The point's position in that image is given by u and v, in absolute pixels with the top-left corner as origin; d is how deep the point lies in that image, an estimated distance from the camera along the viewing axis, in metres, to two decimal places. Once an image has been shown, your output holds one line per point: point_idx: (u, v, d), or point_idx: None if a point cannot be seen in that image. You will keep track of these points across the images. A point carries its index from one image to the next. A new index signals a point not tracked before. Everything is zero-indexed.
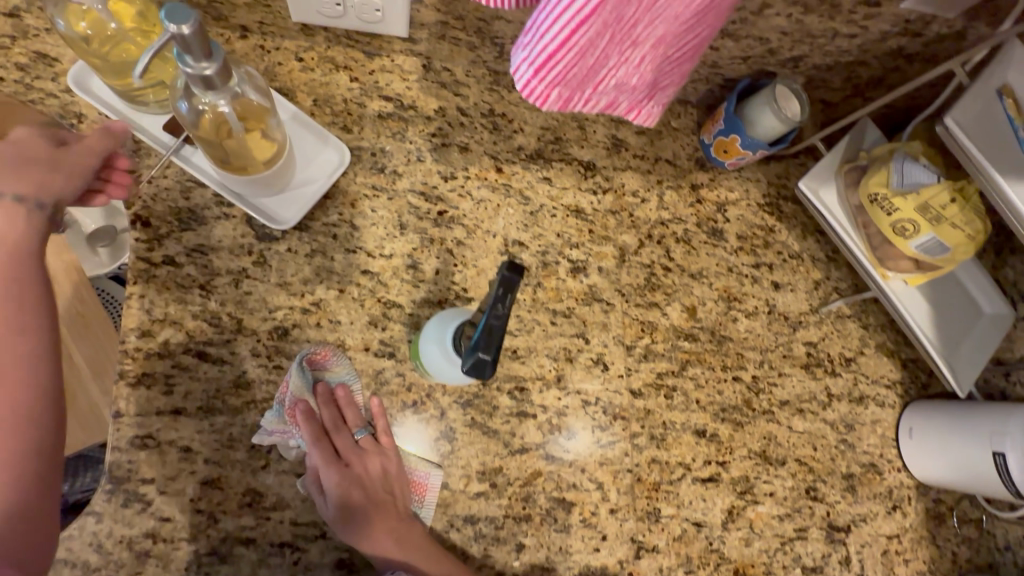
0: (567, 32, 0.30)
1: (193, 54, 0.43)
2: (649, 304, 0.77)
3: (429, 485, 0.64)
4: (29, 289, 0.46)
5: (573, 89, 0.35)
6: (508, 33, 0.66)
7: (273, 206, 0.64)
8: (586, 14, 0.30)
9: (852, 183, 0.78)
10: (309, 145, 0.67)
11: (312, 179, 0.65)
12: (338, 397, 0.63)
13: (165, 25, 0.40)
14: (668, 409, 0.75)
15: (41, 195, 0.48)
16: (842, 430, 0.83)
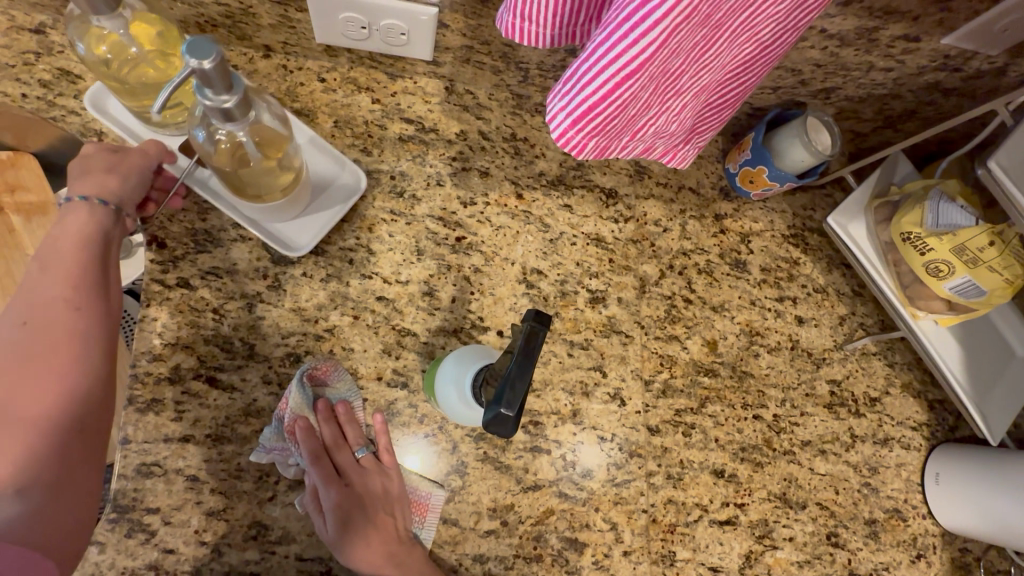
0: (611, 86, 0.29)
1: (214, 88, 0.42)
2: (669, 337, 0.75)
3: (430, 505, 0.62)
4: (85, 271, 0.47)
5: (610, 138, 0.34)
6: (533, 59, 0.65)
7: (286, 232, 0.62)
8: (632, 69, 0.29)
9: (882, 219, 0.76)
10: (327, 168, 0.65)
11: (328, 205, 0.64)
12: (339, 414, 0.61)
13: (187, 60, 0.39)
14: (686, 447, 0.72)
15: (104, 195, 0.51)
16: (866, 473, 0.80)
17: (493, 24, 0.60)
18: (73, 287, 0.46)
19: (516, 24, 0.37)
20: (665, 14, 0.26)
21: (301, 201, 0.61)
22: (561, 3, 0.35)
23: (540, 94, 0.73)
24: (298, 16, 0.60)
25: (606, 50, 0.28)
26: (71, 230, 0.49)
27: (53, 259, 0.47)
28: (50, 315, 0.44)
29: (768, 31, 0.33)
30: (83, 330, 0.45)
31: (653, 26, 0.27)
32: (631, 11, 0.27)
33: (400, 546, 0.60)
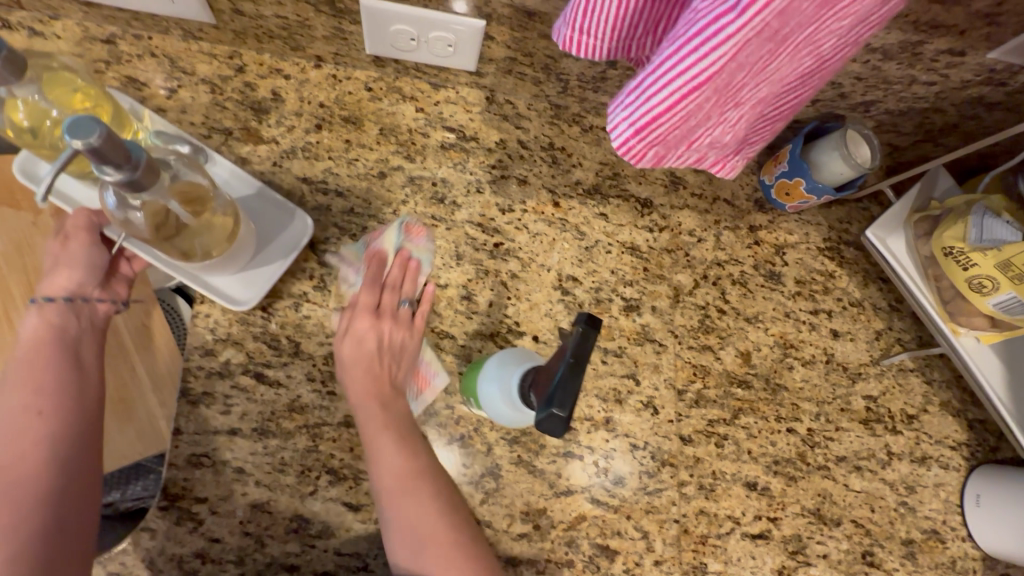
0: (677, 98, 0.31)
1: (112, 163, 0.41)
2: (702, 347, 0.75)
3: (432, 385, 0.64)
4: (41, 378, 0.53)
5: (668, 149, 0.35)
6: (573, 71, 0.67)
7: (233, 287, 0.60)
8: (699, 82, 0.30)
9: (922, 233, 0.75)
10: (275, 225, 0.63)
11: (272, 257, 0.61)
12: (408, 269, 0.63)
13: (70, 141, 0.38)
14: (718, 458, 0.72)
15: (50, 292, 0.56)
16: (902, 492, 0.78)
17: (538, 37, 0.62)
18: (35, 394, 0.52)
19: (574, 38, 0.38)
20: (737, 29, 0.27)
21: (243, 255, 0.58)
22: (621, 18, 0.36)
23: (578, 105, 0.75)
24: (351, 29, 0.62)
25: (675, 63, 0.29)
26: (35, 338, 0.54)
27: (22, 367, 0.53)
28: (23, 425, 0.50)
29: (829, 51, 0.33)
30: (50, 434, 0.51)
31: (724, 41, 0.28)
32: (702, 26, 0.28)
33: (395, 397, 0.60)
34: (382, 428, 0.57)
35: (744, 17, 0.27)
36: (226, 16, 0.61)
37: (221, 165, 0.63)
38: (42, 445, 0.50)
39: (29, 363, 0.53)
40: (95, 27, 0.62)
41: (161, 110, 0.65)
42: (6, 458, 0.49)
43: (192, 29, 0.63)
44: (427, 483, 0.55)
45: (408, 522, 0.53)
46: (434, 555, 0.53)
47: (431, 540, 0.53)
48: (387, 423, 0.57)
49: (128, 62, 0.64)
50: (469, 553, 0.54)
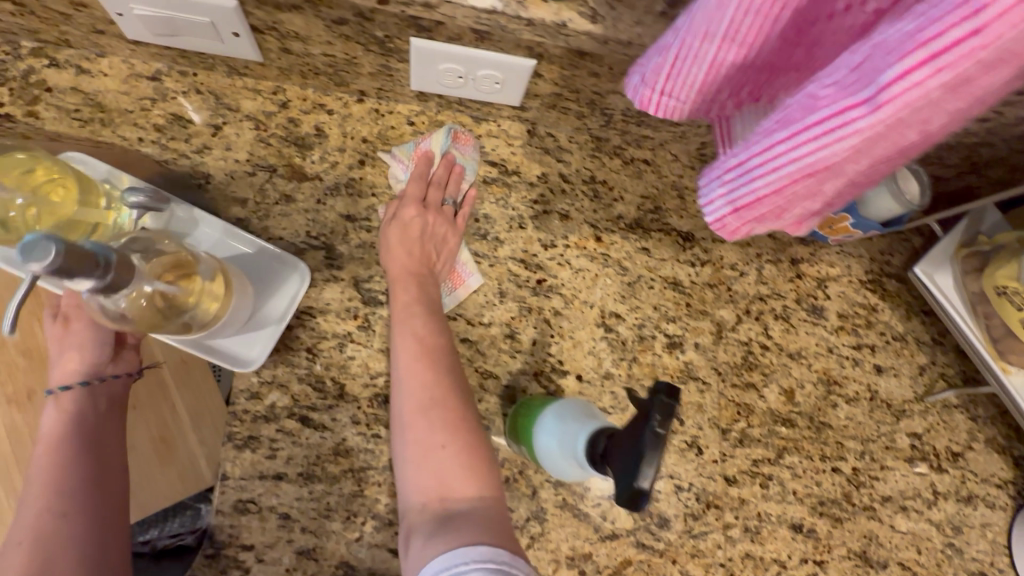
0: (787, 182, 0.30)
1: (82, 272, 0.40)
2: (746, 384, 0.74)
3: (466, 283, 0.66)
4: (64, 475, 0.53)
5: (768, 223, 0.34)
6: (619, 106, 0.66)
7: (236, 348, 0.59)
8: (813, 170, 0.29)
9: (971, 269, 0.73)
10: (274, 286, 0.61)
11: (271, 314, 0.60)
12: (451, 172, 0.68)
13: (30, 266, 0.37)
14: (764, 499, 0.70)
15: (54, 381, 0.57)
16: (949, 533, 0.77)
17: (587, 75, 0.60)
18: (59, 492, 0.52)
19: (652, 98, 0.38)
20: (867, 125, 0.26)
21: (239, 315, 0.57)
22: (708, 82, 0.35)
23: (619, 137, 0.74)
24: (398, 66, 0.61)
25: (788, 151, 0.29)
26: (50, 438, 0.54)
27: (43, 472, 0.53)
28: (48, 530, 0.51)
29: (953, 130, 0.31)
30: (77, 532, 0.51)
31: (849, 134, 0.26)
32: (826, 116, 0.27)
33: (428, 281, 0.63)
34: (414, 303, 0.59)
35: (877, 113, 0.25)
36: (274, 54, 0.60)
37: (214, 224, 0.62)
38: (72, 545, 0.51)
39: (48, 466, 0.53)
40: (141, 64, 0.62)
41: (206, 148, 0.64)
42: (38, 564, 0.49)
43: (238, 66, 0.62)
44: (444, 357, 0.56)
45: (424, 386, 0.53)
46: (443, 421, 0.51)
47: (442, 406, 0.52)
48: (419, 299, 0.60)
49: (173, 99, 0.63)
50: (474, 427, 0.52)
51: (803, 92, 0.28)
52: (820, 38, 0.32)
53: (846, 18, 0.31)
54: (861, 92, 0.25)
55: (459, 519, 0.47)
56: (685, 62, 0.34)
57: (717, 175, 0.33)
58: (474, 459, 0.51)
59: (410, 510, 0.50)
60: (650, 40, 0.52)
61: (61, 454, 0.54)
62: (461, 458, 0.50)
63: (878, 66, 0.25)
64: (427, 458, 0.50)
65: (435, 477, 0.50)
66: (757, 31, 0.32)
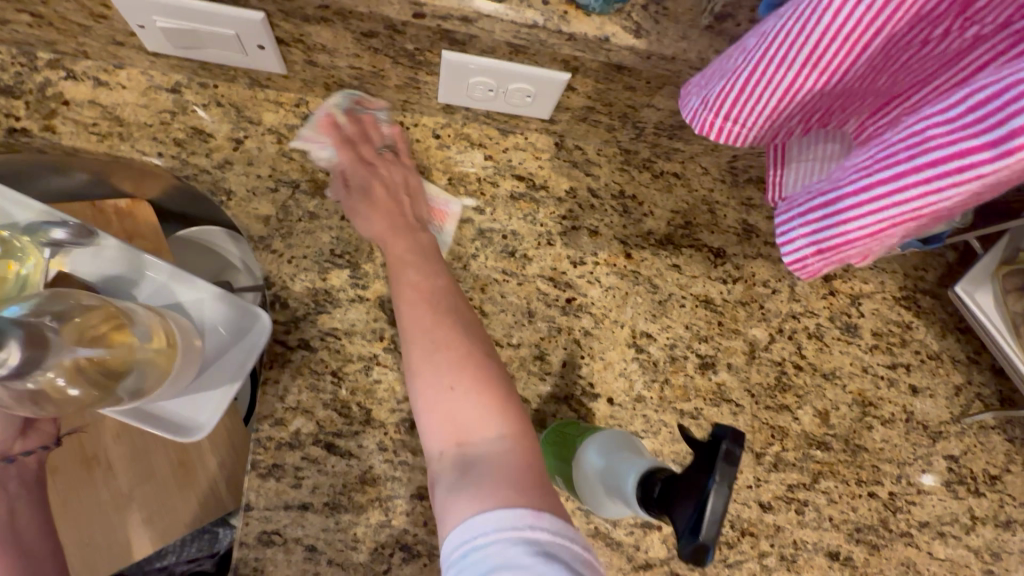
0: (886, 225, 0.29)
1: None
2: (779, 406, 0.71)
3: (449, 214, 0.66)
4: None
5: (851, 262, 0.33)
6: (652, 120, 0.64)
7: (184, 411, 0.58)
8: (920, 212, 0.28)
9: (1013, 288, 0.71)
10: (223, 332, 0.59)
11: (222, 376, 0.59)
12: (364, 123, 0.64)
13: None
14: (799, 526, 0.68)
15: None
16: (988, 559, 0.74)
17: (623, 88, 0.58)
18: None
19: (715, 122, 0.35)
20: (991, 169, 0.25)
21: (183, 380, 0.55)
22: (779, 108, 0.33)
23: (649, 150, 0.72)
24: (426, 79, 0.59)
25: (894, 191, 0.28)
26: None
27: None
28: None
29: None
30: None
31: (968, 179, 0.26)
32: (943, 158, 0.26)
33: (414, 228, 0.61)
34: (405, 255, 0.58)
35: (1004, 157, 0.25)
36: (298, 67, 0.58)
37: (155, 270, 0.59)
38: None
39: None
40: (160, 76, 0.60)
41: (227, 163, 0.61)
42: None
43: (260, 78, 0.60)
44: (443, 298, 0.54)
45: (424, 336, 0.51)
46: (449, 364, 0.49)
47: (447, 349, 0.50)
48: (406, 248, 0.59)
49: (192, 112, 0.61)
50: (483, 362, 0.50)
51: (906, 130, 0.28)
52: (908, 64, 0.30)
53: (941, 44, 0.29)
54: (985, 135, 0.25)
55: (478, 464, 0.44)
56: (757, 87, 0.32)
57: (800, 214, 0.32)
58: (489, 396, 0.48)
59: (432, 459, 0.47)
60: (695, 55, 0.49)
61: None
62: (471, 398, 0.47)
63: (1007, 107, 0.24)
64: (441, 398, 0.47)
65: (448, 419, 0.47)
66: (844, 57, 0.29)
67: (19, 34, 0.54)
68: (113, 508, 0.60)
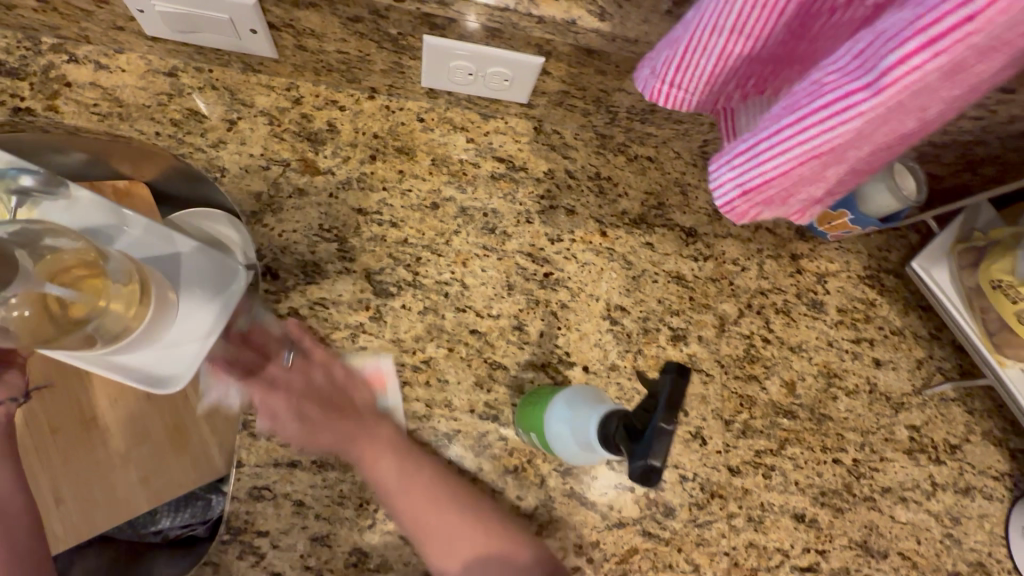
0: (794, 164, 0.31)
1: None
2: (748, 376, 0.75)
3: (384, 374, 0.62)
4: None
5: (773, 208, 0.36)
6: (624, 104, 0.68)
7: (155, 364, 0.58)
8: (821, 152, 0.30)
9: (967, 264, 0.75)
10: (197, 293, 0.60)
11: (196, 330, 0.60)
12: (251, 339, 0.63)
13: None
14: (766, 489, 0.72)
15: None
16: (948, 523, 0.78)
17: (595, 73, 0.62)
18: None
19: (662, 89, 0.39)
20: (871, 106, 0.28)
21: (158, 330, 0.57)
22: (717, 74, 0.37)
23: (624, 135, 0.76)
24: (410, 64, 0.63)
25: (797, 133, 0.30)
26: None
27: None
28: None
29: (948, 118, 0.33)
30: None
31: (854, 116, 0.28)
32: (833, 99, 0.28)
33: (362, 420, 0.60)
34: (361, 435, 0.59)
35: (880, 95, 0.27)
36: (289, 51, 0.62)
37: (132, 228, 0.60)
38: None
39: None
40: (158, 60, 0.64)
41: (221, 142, 0.65)
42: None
43: (252, 62, 0.64)
44: (421, 459, 0.59)
45: (430, 515, 0.58)
46: (454, 528, 0.58)
47: (448, 513, 0.58)
48: (356, 433, 0.59)
49: (188, 94, 0.65)
50: (482, 505, 0.59)
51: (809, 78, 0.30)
52: (822, 32, 0.35)
53: (847, 12, 0.33)
54: (865, 76, 0.27)
55: None
56: (695, 53, 0.36)
57: (724, 159, 0.34)
58: (504, 539, 0.58)
59: None
60: (656, 38, 0.54)
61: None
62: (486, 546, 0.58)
63: (882, 49, 0.26)
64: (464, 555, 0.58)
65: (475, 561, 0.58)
66: (765, 22, 0.34)
67: (26, 19, 0.58)
68: (110, 467, 0.63)
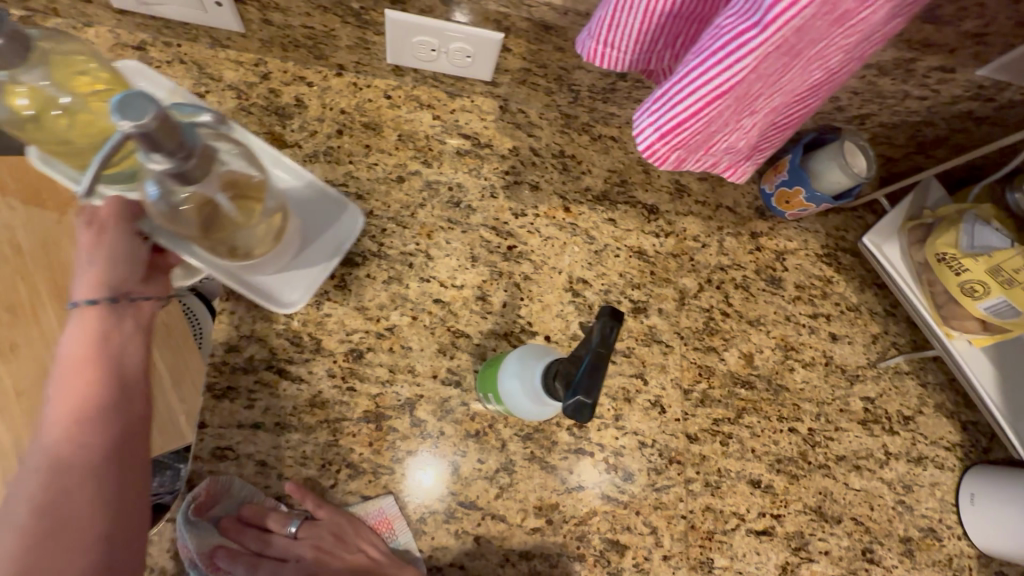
0: (701, 106, 0.33)
1: (162, 151, 0.40)
2: (707, 348, 0.77)
3: (390, 518, 0.62)
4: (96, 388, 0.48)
5: (689, 153, 0.38)
6: (585, 83, 0.70)
7: (277, 284, 0.63)
8: (722, 91, 0.33)
9: (916, 240, 0.79)
10: (318, 222, 0.65)
11: (313, 260, 0.64)
12: (249, 521, 0.61)
13: (118, 121, 0.37)
14: (723, 456, 0.74)
15: (99, 291, 0.50)
16: (900, 491, 0.80)
17: (553, 50, 0.64)
18: (82, 409, 0.47)
19: (598, 50, 0.42)
20: (759, 44, 0.30)
21: (288, 253, 0.61)
22: (644, 32, 0.40)
23: (588, 114, 0.78)
24: (374, 39, 0.65)
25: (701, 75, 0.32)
26: (81, 358, 0.48)
27: (69, 382, 0.47)
28: (66, 477, 0.44)
29: (847, 68, 0.36)
30: (94, 465, 0.46)
31: (746, 54, 0.30)
32: (726, 40, 0.30)
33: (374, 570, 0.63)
34: None
35: (767, 32, 0.29)
36: (255, 25, 0.63)
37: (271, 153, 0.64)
38: (94, 501, 0.45)
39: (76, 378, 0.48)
40: (127, 34, 0.65)
41: None
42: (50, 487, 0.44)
43: (220, 37, 0.65)
44: None
45: None
46: None
47: None
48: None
49: (158, 68, 0.66)
50: None
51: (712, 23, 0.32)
52: None
53: None
54: (754, 16, 0.29)
55: None
56: (622, 12, 0.39)
57: (642, 104, 0.36)
58: None
59: None
60: None
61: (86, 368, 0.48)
62: None
63: None
64: None
65: None
66: None
67: None
68: None
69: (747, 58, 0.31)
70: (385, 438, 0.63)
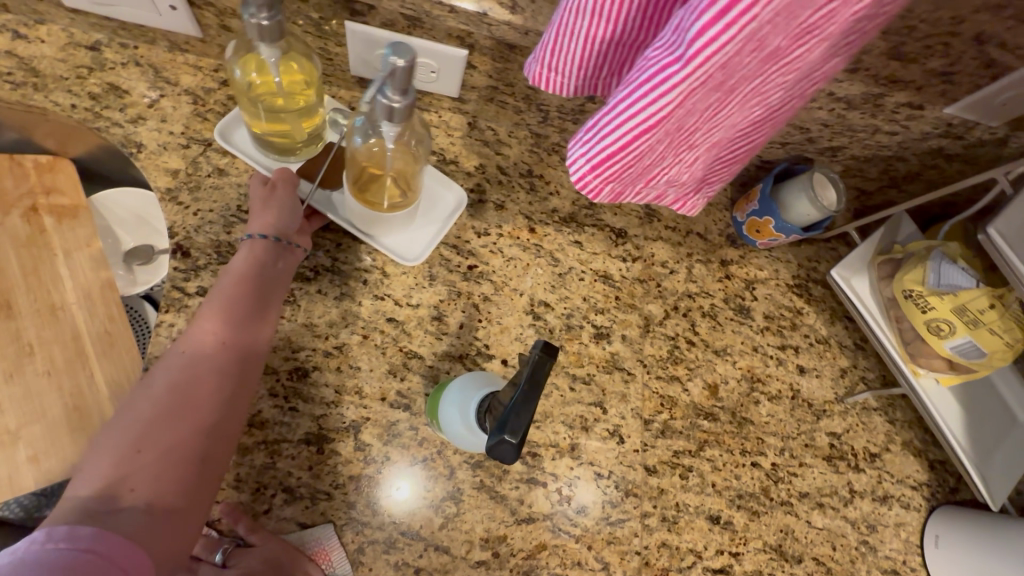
0: (630, 138, 0.33)
1: (393, 87, 0.45)
2: (670, 377, 0.76)
3: (330, 548, 0.59)
4: (244, 302, 0.55)
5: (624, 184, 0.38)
6: (553, 102, 0.68)
7: (408, 246, 0.69)
8: (649, 124, 0.32)
9: (884, 275, 0.78)
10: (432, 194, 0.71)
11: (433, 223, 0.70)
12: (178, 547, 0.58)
13: (389, 57, 0.42)
14: (682, 490, 0.72)
15: (266, 229, 0.59)
16: (864, 530, 0.78)
17: (518, 69, 0.63)
18: (230, 313, 0.54)
19: (543, 74, 0.41)
20: (682, 79, 0.29)
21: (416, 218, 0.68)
22: (586, 58, 0.39)
23: (558, 134, 0.76)
24: (336, 51, 0.64)
25: (628, 106, 0.32)
26: (243, 276, 0.56)
27: (222, 297, 0.55)
28: (202, 368, 0.51)
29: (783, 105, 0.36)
30: (225, 367, 0.52)
31: (669, 89, 0.30)
32: (652, 74, 0.30)
33: None
34: None
35: (689, 67, 0.29)
36: (213, 31, 0.61)
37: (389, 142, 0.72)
38: (210, 397, 0.51)
39: (229, 290, 0.56)
40: (81, 34, 0.64)
41: (141, 118, 0.65)
42: (188, 368, 0.51)
43: (179, 40, 0.64)
44: None
45: None
46: None
47: None
48: None
49: (113, 70, 0.65)
50: None
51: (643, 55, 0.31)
52: None
53: None
54: (676, 50, 0.29)
55: None
56: (564, 38, 0.38)
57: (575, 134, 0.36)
58: None
59: None
60: None
61: (242, 283, 0.56)
62: None
63: (685, 25, 0.28)
64: None
65: None
66: (619, 8, 0.35)
67: None
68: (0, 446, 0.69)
69: (671, 93, 0.31)
70: (327, 461, 0.61)
